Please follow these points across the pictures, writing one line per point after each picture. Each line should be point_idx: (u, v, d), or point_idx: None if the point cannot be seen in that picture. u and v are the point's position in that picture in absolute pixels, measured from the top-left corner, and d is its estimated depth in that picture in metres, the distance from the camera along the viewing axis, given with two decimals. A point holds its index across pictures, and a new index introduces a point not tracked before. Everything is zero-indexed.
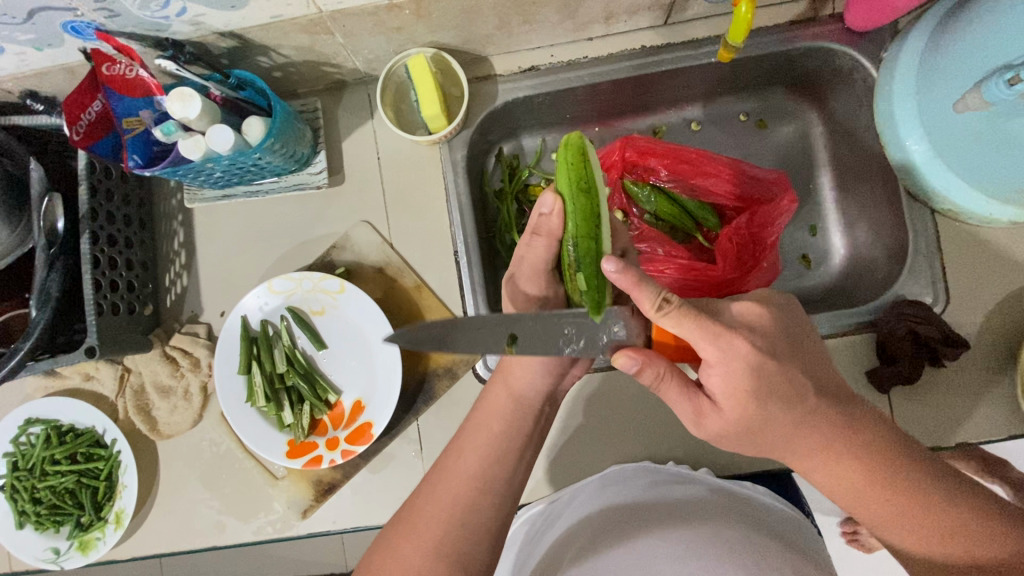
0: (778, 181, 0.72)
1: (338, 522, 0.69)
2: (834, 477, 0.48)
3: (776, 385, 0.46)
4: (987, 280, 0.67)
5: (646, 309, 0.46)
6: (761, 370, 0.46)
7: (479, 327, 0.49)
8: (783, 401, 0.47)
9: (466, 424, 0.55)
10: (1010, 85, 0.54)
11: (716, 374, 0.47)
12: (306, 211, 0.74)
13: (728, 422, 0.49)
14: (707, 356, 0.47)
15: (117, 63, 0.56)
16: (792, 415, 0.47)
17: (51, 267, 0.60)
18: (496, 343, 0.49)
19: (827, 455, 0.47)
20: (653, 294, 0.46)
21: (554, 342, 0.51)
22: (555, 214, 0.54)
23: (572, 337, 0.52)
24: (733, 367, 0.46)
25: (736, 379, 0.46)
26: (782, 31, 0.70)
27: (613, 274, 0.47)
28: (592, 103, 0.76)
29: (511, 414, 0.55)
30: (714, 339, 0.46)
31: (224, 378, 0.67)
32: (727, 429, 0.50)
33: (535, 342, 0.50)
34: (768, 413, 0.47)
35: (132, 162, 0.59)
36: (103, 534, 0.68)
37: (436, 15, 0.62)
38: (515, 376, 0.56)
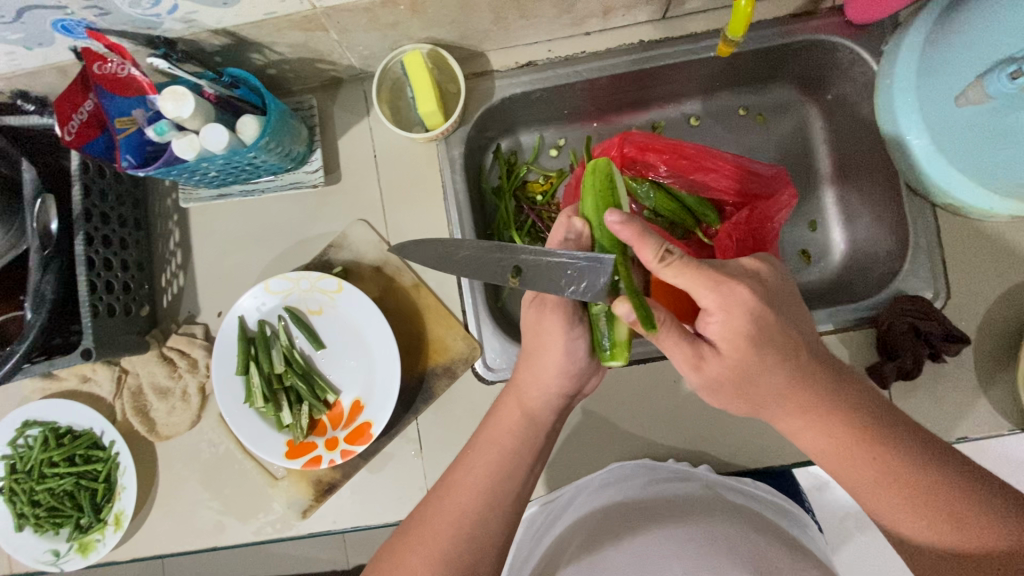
0: (778, 176, 0.71)
1: (338, 522, 0.68)
2: (825, 444, 0.47)
3: (774, 335, 0.47)
4: (989, 273, 0.67)
5: (648, 258, 0.47)
6: (762, 322, 0.47)
7: (482, 256, 0.51)
8: (780, 353, 0.47)
9: (477, 437, 0.54)
10: (1011, 78, 0.53)
11: (717, 322, 0.47)
12: (303, 209, 0.74)
13: (726, 370, 0.49)
14: (707, 301, 0.47)
15: (109, 63, 0.55)
16: (784, 372, 0.47)
17: (46, 269, 0.59)
18: (499, 274, 0.51)
19: (818, 418, 0.47)
20: (656, 245, 0.47)
21: (555, 282, 0.51)
22: (584, 238, 0.57)
23: (575, 278, 0.51)
24: (734, 313, 0.47)
25: (735, 324, 0.47)
26: (782, 24, 0.70)
27: (617, 225, 0.49)
28: (590, 98, 0.75)
29: (522, 430, 0.54)
30: (715, 286, 0.47)
31: (222, 378, 0.67)
32: (724, 376, 0.49)
33: (536, 277, 0.50)
34: (764, 364, 0.47)
35: (125, 163, 0.58)
36: (102, 536, 0.68)
37: (432, 10, 0.61)
38: (528, 391, 0.55)
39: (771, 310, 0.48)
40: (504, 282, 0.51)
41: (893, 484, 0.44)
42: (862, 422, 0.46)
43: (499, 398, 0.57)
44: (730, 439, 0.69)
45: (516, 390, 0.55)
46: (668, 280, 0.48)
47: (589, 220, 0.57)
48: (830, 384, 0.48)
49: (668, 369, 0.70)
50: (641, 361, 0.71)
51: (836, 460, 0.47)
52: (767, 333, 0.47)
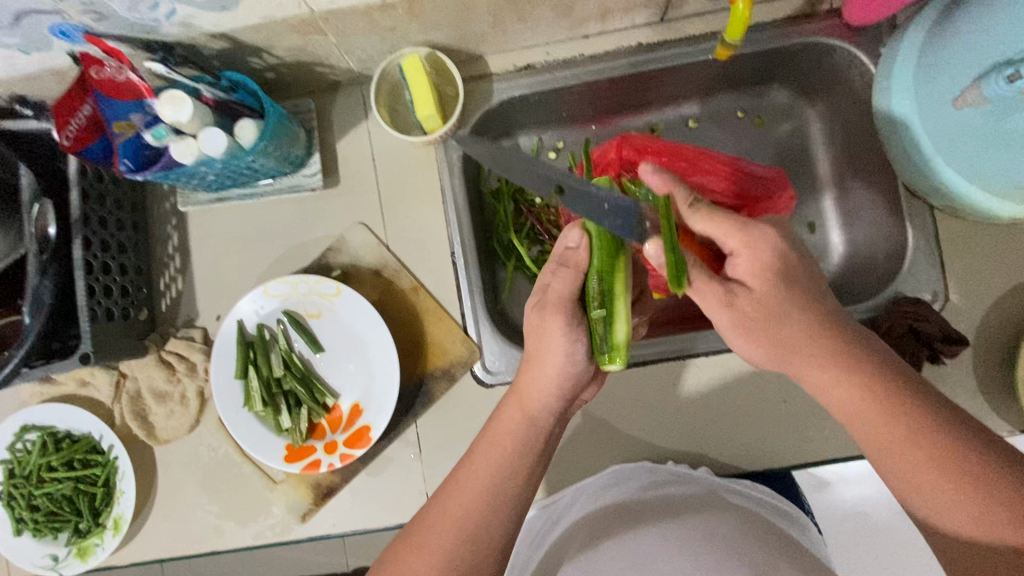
0: (777, 178, 0.72)
1: (337, 525, 0.68)
2: (851, 396, 0.46)
3: (798, 277, 0.48)
4: (988, 274, 0.67)
5: (679, 201, 0.51)
6: (786, 263, 0.48)
7: (532, 169, 0.51)
8: (805, 295, 0.47)
9: (479, 440, 0.53)
10: (1010, 81, 0.53)
11: (744, 259, 0.48)
12: (301, 213, 0.74)
13: (754, 312, 0.48)
14: (733, 242, 0.48)
15: (106, 67, 0.56)
16: (811, 317, 0.47)
17: (44, 273, 0.59)
18: (543, 187, 0.51)
19: (844, 371, 0.46)
20: (686, 193, 0.51)
21: (593, 213, 0.50)
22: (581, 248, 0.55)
23: (612, 213, 0.50)
24: (761, 250, 0.47)
25: (763, 263, 0.47)
26: (779, 27, 0.70)
27: (651, 175, 0.52)
28: (588, 101, 0.75)
29: (524, 433, 0.53)
30: (743, 228, 0.48)
31: (220, 382, 0.67)
32: (753, 318, 0.48)
33: (577, 203, 0.50)
34: (793, 303, 0.47)
35: (122, 167, 0.58)
36: (101, 540, 0.68)
37: (430, 14, 0.61)
38: (529, 393, 0.53)
39: (795, 252, 0.49)
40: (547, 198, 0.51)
41: (919, 436, 0.43)
42: (886, 373, 0.46)
43: (502, 400, 0.56)
44: (729, 441, 0.69)
45: (518, 393, 0.54)
46: (696, 224, 0.50)
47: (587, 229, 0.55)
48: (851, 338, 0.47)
49: (668, 371, 0.70)
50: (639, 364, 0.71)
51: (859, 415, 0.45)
52: (792, 272, 0.48)
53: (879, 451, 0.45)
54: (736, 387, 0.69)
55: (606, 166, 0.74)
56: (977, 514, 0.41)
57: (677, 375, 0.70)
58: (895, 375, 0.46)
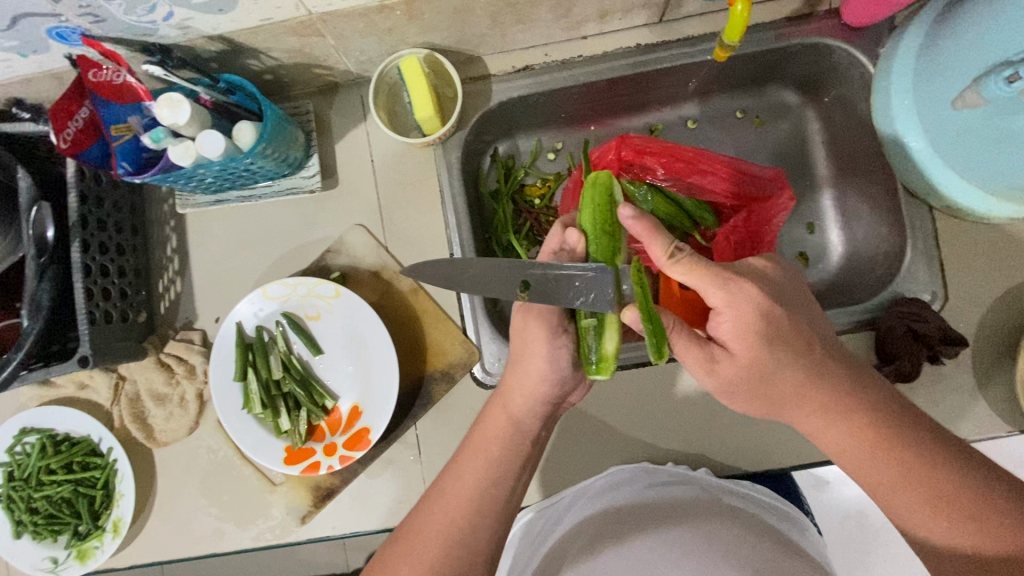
0: (777, 177, 0.71)
1: (337, 527, 0.68)
2: (845, 442, 0.47)
3: (785, 332, 0.48)
4: (987, 274, 0.67)
5: (657, 255, 0.49)
6: (771, 319, 0.48)
7: (493, 274, 0.51)
8: (792, 350, 0.48)
9: (466, 442, 0.54)
10: (1009, 82, 0.53)
11: (726, 320, 0.48)
12: (300, 215, 0.74)
13: (740, 371, 0.49)
14: (716, 300, 0.48)
15: (104, 70, 0.55)
16: (799, 369, 0.48)
17: (42, 276, 0.59)
18: (508, 289, 0.51)
19: (837, 416, 0.47)
20: (665, 243, 0.48)
21: (565, 292, 0.51)
22: (577, 250, 0.57)
23: (582, 289, 0.51)
24: (744, 310, 0.47)
25: (747, 322, 0.47)
26: (777, 28, 0.70)
27: (629, 220, 0.51)
28: (587, 102, 0.75)
29: (508, 436, 0.53)
30: (724, 284, 0.47)
31: (219, 385, 0.67)
32: (740, 377, 0.49)
33: (546, 291, 0.51)
34: (778, 361, 0.48)
35: (121, 170, 0.58)
36: (101, 543, 0.68)
37: (428, 15, 0.61)
38: (513, 398, 0.54)
39: (781, 307, 0.48)
40: (513, 297, 0.51)
41: (910, 482, 0.44)
42: (878, 419, 0.46)
43: (485, 407, 0.56)
44: (728, 443, 0.69)
45: (501, 397, 0.55)
46: (677, 277, 0.48)
47: (586, 231, 0.57)
48: (847, 382, 0.48)
49: (667, 372, 0.70)
50: (638, 365, 0.71)
51: (850, 458, 0.47)
52: (776, 329, 0.47)
53: (872, 489, 0.46)
54: None
55: (605, 167, 0.73)
56: (971, 537, 0.41)
57: (676, 376, 0.70)
58: (890, 418, 0.46)
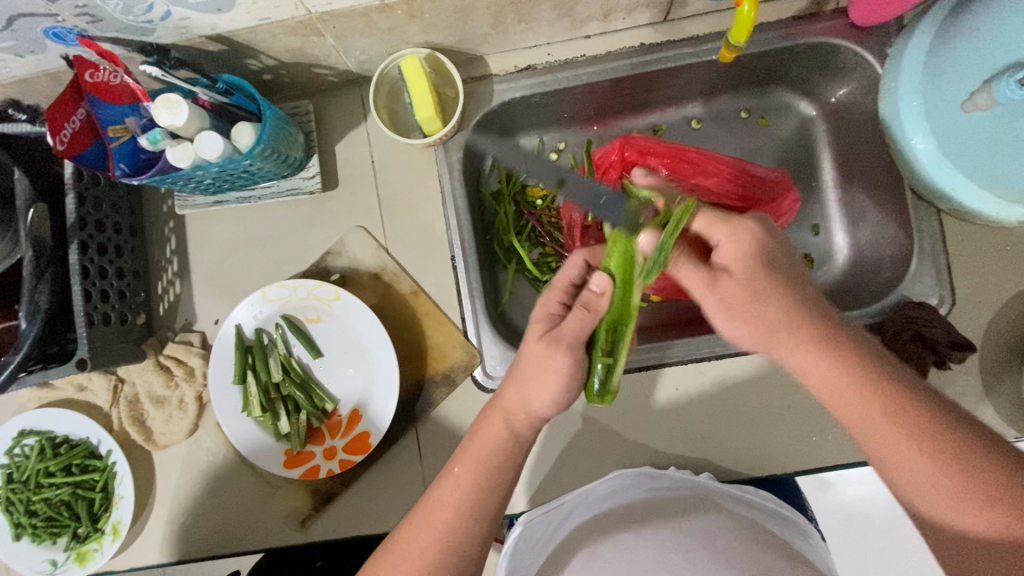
0: (781, 181, 0.71)
1: (337, 531, 0.67)
2: (837, 387, 0.45)
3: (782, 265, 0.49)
4: (995, 278, 0.66)
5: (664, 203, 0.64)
6: (768, 252, 0.50)
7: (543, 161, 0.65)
8: (788, 282, 0.48)
9: (467, 447, 0.53)
10: (1021, 84, 0.52)
11: (729, 245, 0.50)
12: (300, 216, 0.73)
13: (737, 292, 0.49)
14: (719, 234, 0.51)
15: (101, 71, 0.54)
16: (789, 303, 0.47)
17: (40, 279, 0.59)
18: (548, 177, 0.65)
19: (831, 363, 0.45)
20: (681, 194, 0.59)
21: (591, 200, 0.64)
22: (605, 292, 0.55)
23: None
24: (742, 238, 0.50)
25: (744, 248, 0.49)
26: (784, 27, 0.69)
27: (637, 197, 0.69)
28: (591, 102, 0.74)
29: (509, 447, 0.52)
30: (724, 221, 0.51)
31: (218, 388, 0.66)
32: (735, 301, 0.49)
33: (577, 191, 0.65)
34: (772, 285, 0.48)
35: (119, 171, 0.57)
36: (100, 546, 0.67)
37: (429, 15, 0.60)
38: (518, 404, 0.53)
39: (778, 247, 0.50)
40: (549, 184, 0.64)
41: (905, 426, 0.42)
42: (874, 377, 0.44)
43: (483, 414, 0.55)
44: (732, 447, 0.68)
45: (500, 409, 0.54)
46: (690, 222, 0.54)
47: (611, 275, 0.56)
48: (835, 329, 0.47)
49: (670, 376, 0.70)
50: (641, 369, 0.70)
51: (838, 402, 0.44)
52: (774, 260, 0.49)
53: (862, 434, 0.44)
54: (738, 392, 0.69)
55: (608, 168, 0.73)
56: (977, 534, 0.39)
57: (678, 380, 0.70)
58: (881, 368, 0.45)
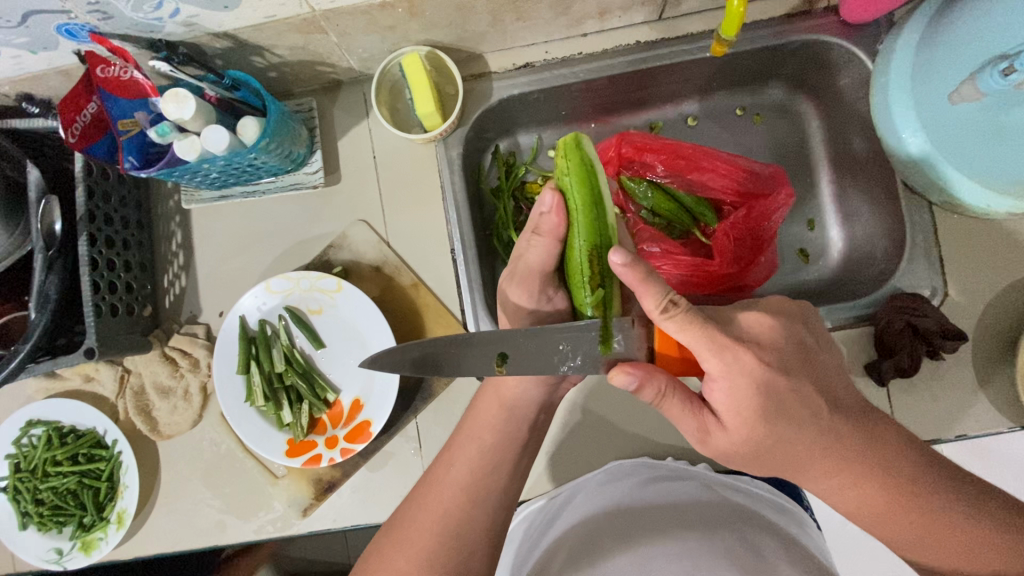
0: (775, 175, 0.73)
1: (338, 520, 0.69)
2: (849, 498, 0.49)
3: (788, 406, 0.47)
4: (988, 270, 0.67)
5: (649, 307, 0.47)
6: (770, 390, 0.47)
7: (472, 344, 0.52)
8: (794, 424, 0.48)
9: (473, 428, 0.56)
10: (1004, 75, 0.55)
11: (724, 433, 0.50)
12: (304, 210, 0.75)
13: (736, 444, 0.50)
14: (711, 368, 0.47)
15: (112, 66, 0.57)
16: (807, 430, 0.48)
17: (50, 270, 0.60)
18: (487, 363, 0.51)
19: (842, 479, 0.49)
20: (660, 295, 0.47)
21: (548, 355, 0.52)
22: (555, 211, 0.54)
23: (567, 354, 0.52)
24: (739, 381, 0.47)
25: (740, 395, 0.47)
26: (777, 25, 0.70)
27: (619, 267, 0.48)
28: (587, 100, 0.76)
29: (501, 424, 0.56)
30: (720, 350, 0.46)
31: (223, 379, 0.68)
32: (734, 449, 0.51)
33: (526, 361, 0.51)
34: (785, 422, 0.48)
35: (127, 164, 0.59)
36: (105, 534, 0.68)
37: (429, 13, 0.62)
38: (506, 386, 0.57)
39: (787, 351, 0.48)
40: (493, 371, 0.52)
41: (906, 518, 0.47)
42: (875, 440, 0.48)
43: (480, 395, 0.59)
44: None
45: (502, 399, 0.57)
46: (671, 333, 0.47)
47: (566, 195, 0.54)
48: (853, 424, 0.49)
49: None
50: None
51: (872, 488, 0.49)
52: (778, 400, 0.47)
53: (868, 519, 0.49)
54: None
55: (605, 164, 0.74)
56: (967, 556, 0.46)
57: None
58: (883, 449, 0.49)
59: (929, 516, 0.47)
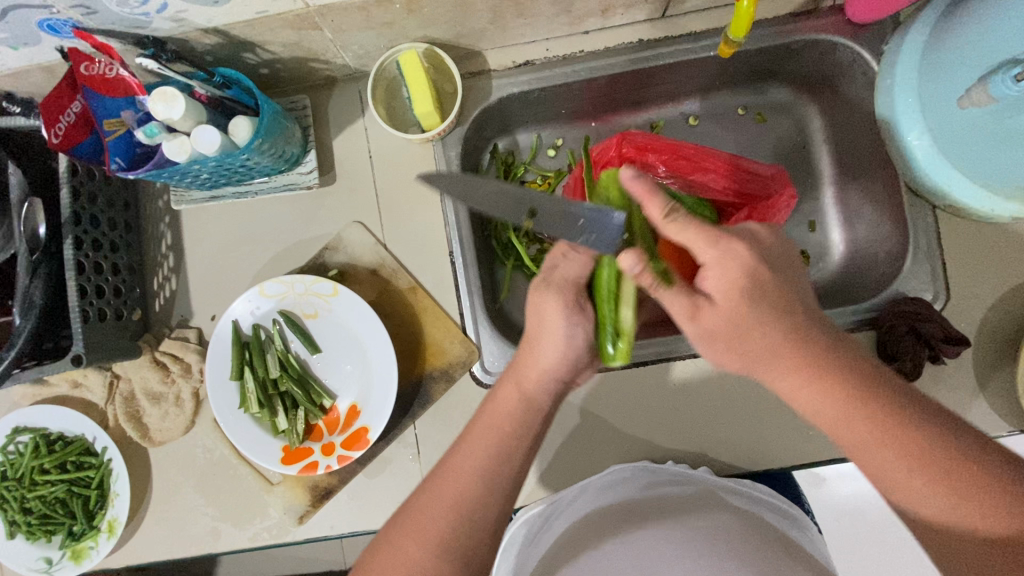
0: (777, 176, 0.71)
1: (335, 527, 0.67)
2: (818, 405, 0.45)
3: (775, 296, 0.47)
4: (990, 274, 0.67)
5: (653, 213, 0.50)
6: (758, 276, 0.47)
7: (500, 193, 0.51)
8: (773, 306, 0.47)
9: (474, 427, 0.54)
10: (1018, 80, 0.54)
11: (713, 309, 0.48)
12: (298, 212, 0.73)
13: (719, 321, 0.48)
14: (706, 256, 0.48)
15: (96, 63, 0.54)
16: (788, 329, 0.46)
17: (34, 274, 0.58)
18: (515, 214, 0.52)
19: (818, 385, 0.45)
20: (664, 201, 0.49)
21: (570, 228, 0.52)
22: None
23: (587, 228, 0.51)
24: (731, 266, 0.47)
25: (731, 274, 0.47)
26: (782, 24, 0.69)
27: (628, 181, 0.50)
28: (588, 98, 0.74)
29: (513, 401, 0.56)
30: (716, 241, 0.48)
31: (215, 386, 0.66)
32: (716, 327, 0.48)
33: (549, 221, 0.52)
34: (763, 313, 0.46)
35: (115, 165, 0.57)
36: (96, 543, 0.67)
37: (427, 9, 0.60)
38: (526, 379, 0.55)
39: (778, 284, 0.47)
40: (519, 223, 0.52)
41: (889, 443, 0.41)
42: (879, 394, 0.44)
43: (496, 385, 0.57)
44: (730, 443, 0.68)
45: (515, 384, 0.56)
46: (672, 235, 0.49)
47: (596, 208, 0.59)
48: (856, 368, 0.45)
49: (674, 370, 0.70)
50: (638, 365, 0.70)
51: (873, 446, 0.42)
52: (763, 291, 0.47)
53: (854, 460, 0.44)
54: (733, 387, 0.69)
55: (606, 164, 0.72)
56: None
57: (672, 374, 0.70)
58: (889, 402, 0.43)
59: (935, 476, 0.40)
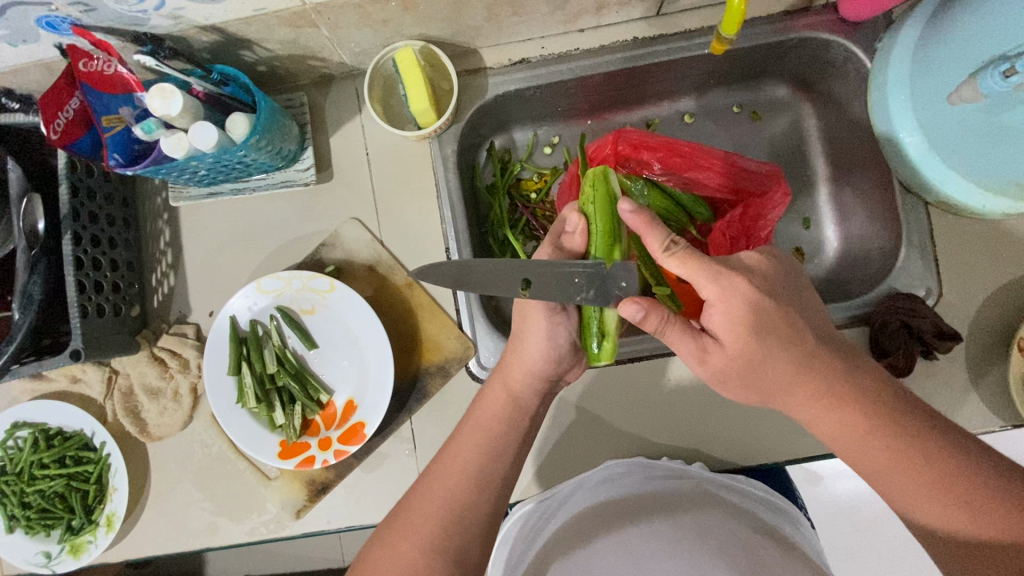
0: (772, 173, 0.71)
1: (332, 522, 0.68)
2: (836, 432, 0.48)
3: (781, 327, 0.48)
4: (982, 270, 0.67)
5: (654, 247, 0.50)
6: (762, 311, 0.48)
7: (492, 269, 0.51)
8: (783, 341, 0.48)
9: (464, 428, 0.56)
10: (1005, 76, 0.53)
11: (721, 350, 0.50)
12: (295, 208, 0.73)
13: (731, 361, 0.49)
14: (707, 293, 0.48)
15: (95, 59, 0.55)
16: (795, 362, 0.48)
17: (33, 270, 0.59)
18: (510, 288, 0.51)
19: (833, 413, 0.48)
20: (662, 235, 0.50)
21: (566, 287, 0.53)
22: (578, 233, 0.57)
23: (582, 287, 0.54)
24: (733, 304, 0.47)
25: (735, 314, 0.47)
26: (775, 22, 0.69)
27: (628, 215, 0.52)
28: (584, 96, 0.75)
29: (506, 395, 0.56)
30: (715, 277, 0.48)
31: (212, 380, 0.66)
32: (729, 366, 0.50)
33: (545, 288, 0.52)
34: (770, 349, 0.48)
35: (112, 161, 0.57)
36: (94, 537, 0.67)
37: (423, 7, 0.61)
38: (515, 378, 0.57)
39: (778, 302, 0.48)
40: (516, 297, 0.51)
41: (905, 466, 0.44)
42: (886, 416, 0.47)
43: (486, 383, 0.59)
44: (725, 438, 0.69)
45: (506, 386, 0.57)
46: (672, 269, 0.49)
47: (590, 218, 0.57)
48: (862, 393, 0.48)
49: (669, 366, 0.70)
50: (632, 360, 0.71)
51: (888, 471, 0.45)
52: (768, 324, 0.47)
53: (866, 475, 0.48)
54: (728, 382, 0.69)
55: (601, 162, 0.72)
56: None
57: (667, 369, 0.70)
58: (897, 423, 0.46)
59: (947, 495, 0.43)
